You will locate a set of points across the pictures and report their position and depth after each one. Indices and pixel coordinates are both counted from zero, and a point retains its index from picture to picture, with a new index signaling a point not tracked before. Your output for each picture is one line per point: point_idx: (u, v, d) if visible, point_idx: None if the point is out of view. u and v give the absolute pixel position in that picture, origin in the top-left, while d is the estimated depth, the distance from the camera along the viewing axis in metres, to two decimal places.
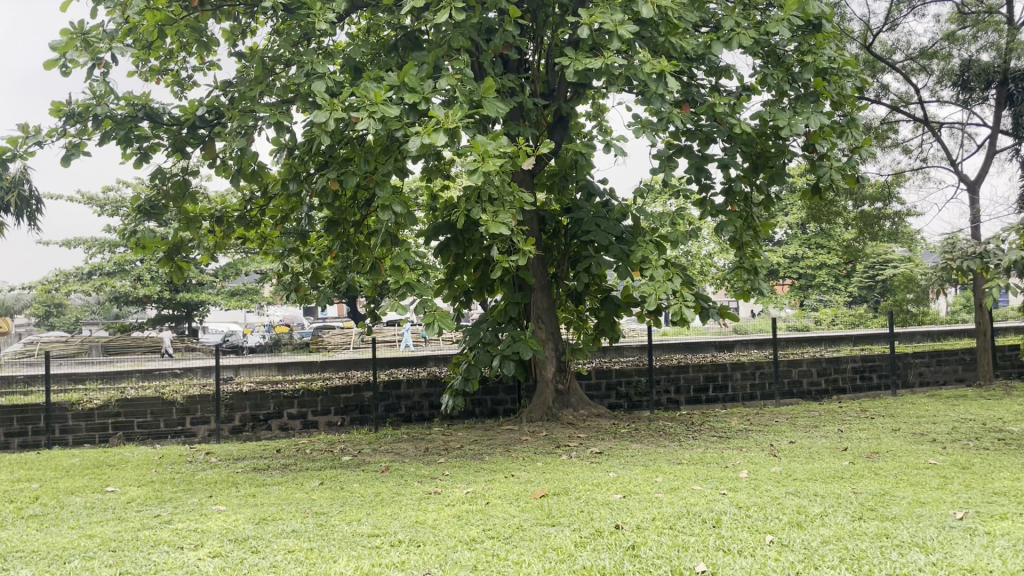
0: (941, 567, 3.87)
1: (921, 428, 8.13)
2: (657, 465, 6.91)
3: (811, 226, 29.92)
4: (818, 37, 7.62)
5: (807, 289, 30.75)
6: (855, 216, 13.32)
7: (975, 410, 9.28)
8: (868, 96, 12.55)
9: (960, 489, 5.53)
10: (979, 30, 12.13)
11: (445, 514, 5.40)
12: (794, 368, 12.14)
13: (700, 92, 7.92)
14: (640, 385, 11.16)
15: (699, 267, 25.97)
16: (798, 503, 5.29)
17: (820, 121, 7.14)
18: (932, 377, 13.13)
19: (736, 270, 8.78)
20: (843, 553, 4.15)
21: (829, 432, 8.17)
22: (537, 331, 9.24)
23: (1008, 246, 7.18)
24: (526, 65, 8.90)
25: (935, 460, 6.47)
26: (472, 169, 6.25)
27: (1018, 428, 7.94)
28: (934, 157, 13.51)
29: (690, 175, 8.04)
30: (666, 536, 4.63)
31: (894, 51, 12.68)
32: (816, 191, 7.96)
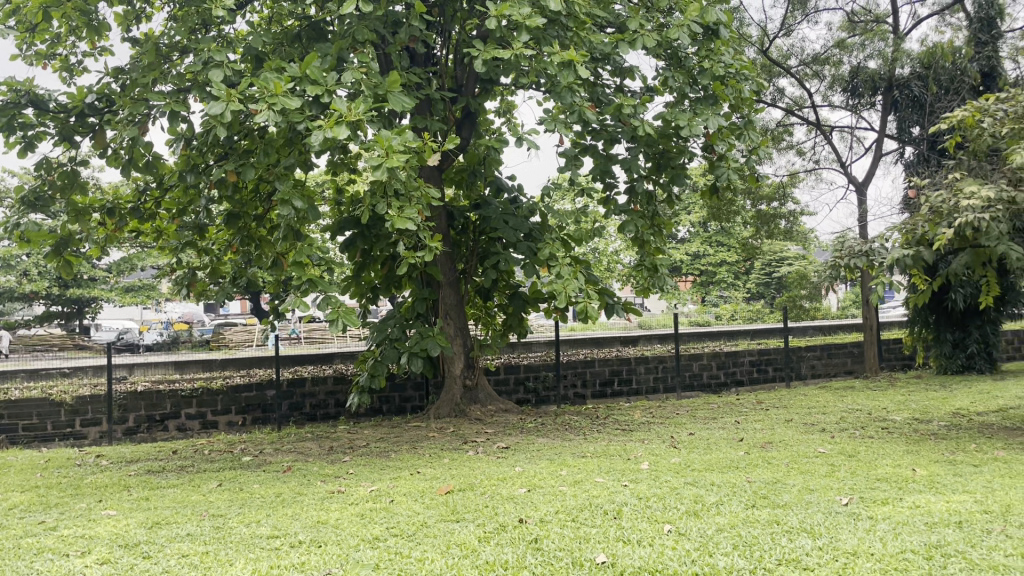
0: (826, 551, 4.05)
1: (812, 418, 8.51)
2: (562, 459, 6.99)
3: (712, 225, 30.81)
4: (716, 42, 7.84)
5: (707, 285, 31.74)
6: (753, 215, 13.75)
7: (861, 400, 9.78)
8: (765, 98, 13.02)
9: (846, 476, 5.82)
10: (867, 39, 12.70)
11: (349, 513, 5.33)
12: (696, 362, 12.49)
13: (605, 92, 8.04)
14: (548, 379, 11.27)
15: (605, 263, 26.47)
16: (695, 492, 5.45)
17: (719, 122, 7.35)
18: (823, 369, 13.76)
19: (638, 268, 8.94)
20: (736, 540, 4.30)
21: (727, 424, 8.44)
22: (446, 327, 9.21)
23: (892, 244, 7.58)
24: (434, 60, 8.85)
25: (824, 449, 6.78)
26: (375, 164, 6.17)
27: (899, 417, 8.42)
28: (826, 159, 14.14)
29: (595, 175, 8.16)
30: (568, 528, 4.70)
31: (789, 56, 13.15)
32: (715, 191, 8.20)
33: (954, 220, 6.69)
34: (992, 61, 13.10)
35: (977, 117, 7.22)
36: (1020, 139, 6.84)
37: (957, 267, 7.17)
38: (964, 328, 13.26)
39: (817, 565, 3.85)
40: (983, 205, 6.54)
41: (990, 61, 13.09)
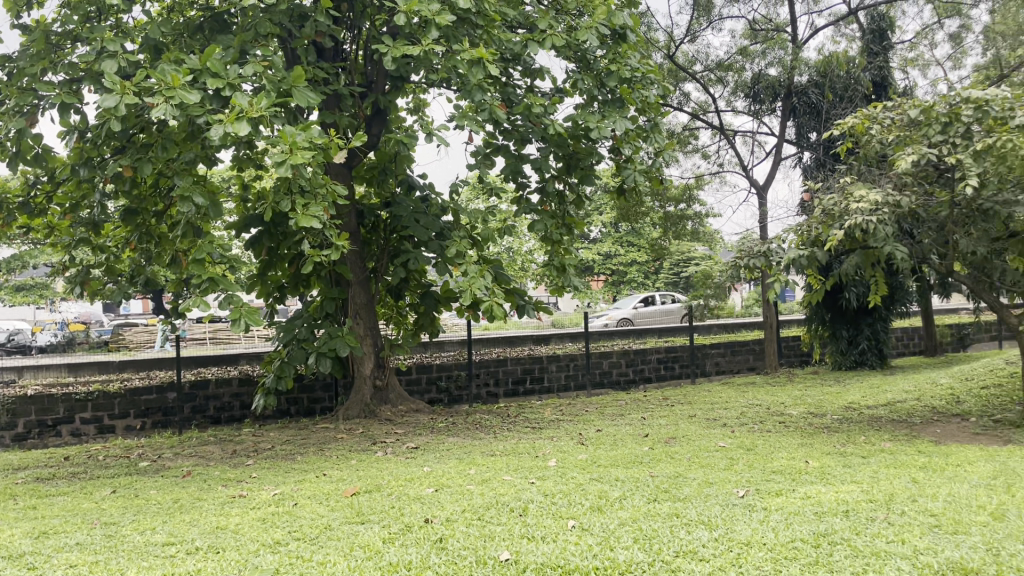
0: (721, 542, 4.16)
1: (713, 413, 8.78)
2: (471, 458, 7.00)
3: (623, 225, 31.34)
4: (623, 46, 7.97)
5: (618, 285, 32.32)
6: (661, 216, 14.08)
7: (761, 396, 10.13)
8: (672, 102, 13.34)
9: (743, 469, 6.01)
10: (768, 47, 13.18)
11: (250, 518, 5.20)
12: (606, 359, 12.71)
13: (516, 92, 8.06)
14: (460, 379, 11.26)
15: (519, 263, 26.61)
16: (599, 488, 5.55)
17: (626, 125, 7.48)
18: (727, 366, 14.21)
19: (547, 268, 9.02)
20: (636, 534, 4.39)
21: (633, 420, 8.62)
22: (355, 327, 9.09)
23: (788, 245, 7.87)
24: (343, 55, 8.73)
25: (724, 443, 6.99)
26: (278, 160, 6.04)
27: (795, 411, 8.77)
28: (729, 162, 14.59)
29: (506, 174, 8.19)
30: (473, 527, 4.70)
31: (694, 62, 13.48)
32: (623, 192, 8.34)
33: (844, 222, 7.00)
34: (883, 71, 13.84)
35: (867, 124, 7.57)
36: (905, 145, 7.26)
37: (848, 268, 7.51)
38: (857, 326, 13.88)
39: (712, 556, 3.94)
40: (871, 208, 6.86)
41: (882, 71, 13.84)
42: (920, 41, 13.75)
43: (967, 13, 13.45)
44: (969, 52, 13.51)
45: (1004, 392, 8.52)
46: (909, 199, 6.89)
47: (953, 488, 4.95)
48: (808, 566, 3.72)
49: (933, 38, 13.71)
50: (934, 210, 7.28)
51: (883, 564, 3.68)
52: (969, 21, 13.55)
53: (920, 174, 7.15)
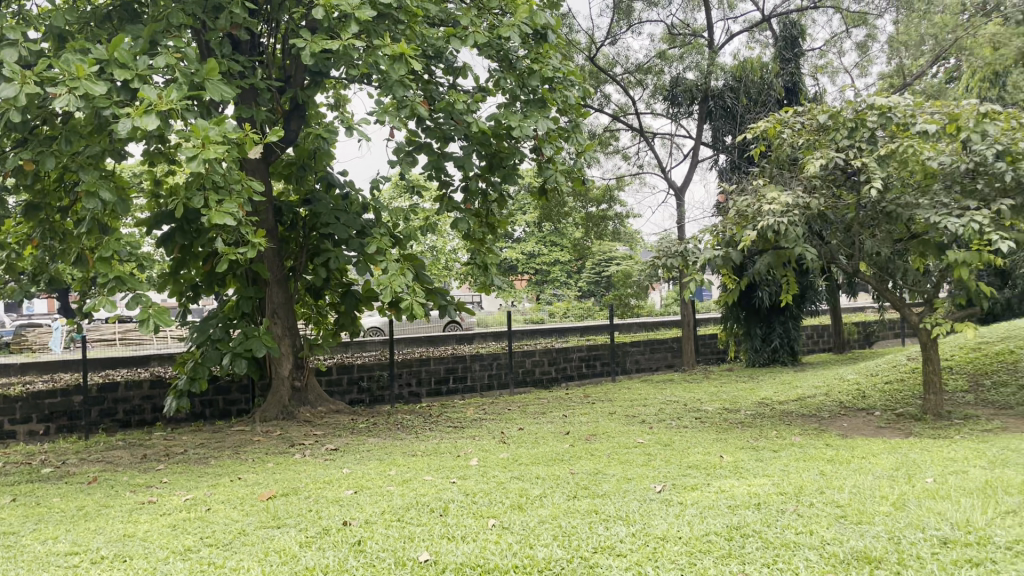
0: (639, 537, 4.21)
1: (633, 410, 8.92)
2: (391, 459, 6.93)
3: (546, 225, 31.60)
4: (545, 46, 8.00)
5: (542, 285, 32.55)
6: (583, 216, 14.24)
7: (678, 393, 10.36)
8: (593, 104, 13.50)
9: (660, 464, 6.13)
10: (686, 51, 13.49)
11: (159, 525, 5.03)
12: (528, 358, 12.78)
13: (438, 90, 8.00)
14: (382, 379, 11.12)
15: (443, 261, 26.55)
16: (520, 486, 5.56)
17: (548, 125, 7.49)
18: (646, 364, 14.48)
19: (470, 267, 8.98)
20: (556, 531, 4.40)
21: (555, 418, 8.68)
22: (273, 327, 8.88)
23: (704, 245, 8.05)
24: (260, 49, 8.52)
25: (642, 440, 7.11)
26: (190, 155, 5.85)
27: (711, 407, 8.98)
28: (649, 164, 14.89)
29: (428, 171, 8.13)
30: (393, 528, 4.65)
31: (615, 64, 13.70)
32: (545, 192, 8.38)
33: (758, 223, 7.19)
34: (795, 77, 14.39)
35: (778, 128, 7.80)
36: (815, 149, 7.52)
37: (762, 267, 7.73)
38: (770, 324, 14.32)
39: (629, 551, 3.98)
40: (782, 210, 7.08)
41: (793, 77, 14.38)
42: (829, 49, 14.29)
43: (873, 23, 14.02)
44: (874, 60, 14.11)
45: (905, 386, 8.92)
46: (818, 201, 7.14)
47: (858, 480, 5.15)
48: (721, 559, 3.80)
49: (841, 46, 14.26)
50: (841, 212, 7.56)
51: (792, 555, 3.78)
52: (875, 30, 14.13)
53: (828, 177, 7.42)
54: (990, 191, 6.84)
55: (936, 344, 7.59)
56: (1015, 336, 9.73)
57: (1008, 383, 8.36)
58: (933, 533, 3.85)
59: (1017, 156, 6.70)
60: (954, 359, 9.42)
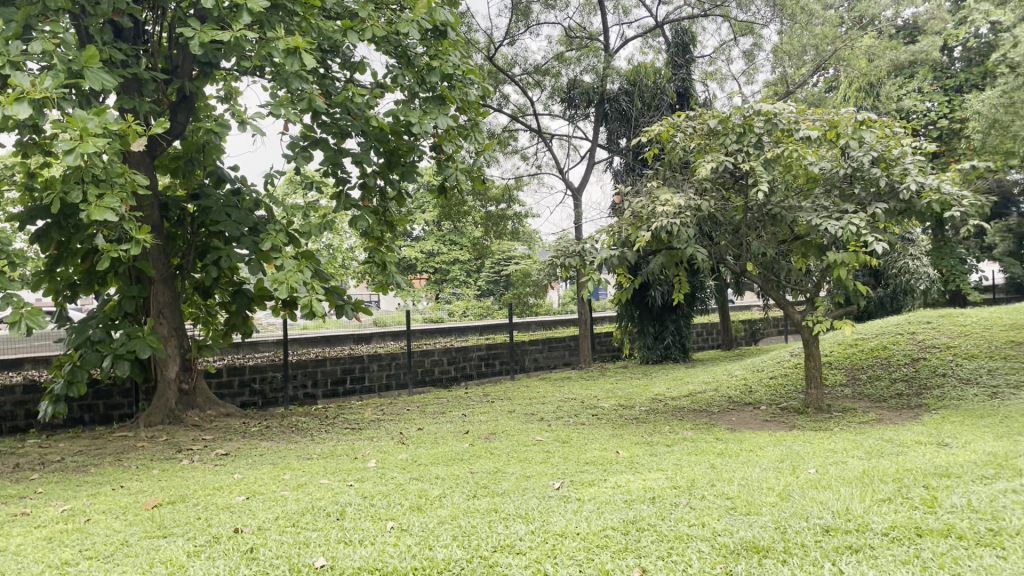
0: (538, 534, 4.23)
1: (532, 408, 9.00)
2: (285, 462, 6.74)
3: (445, 224, 31.49)
4: (444, 43, 7.94)
5: (441, 283, 32.40)
6: (482, 216, 14.27)
7: (576, 390, 10.50)
8: (492, 103, 13.54)
9: (558, 461, 6.19)
10: (583, 54, 13.70)
11: (34, 538, 4.72)
12: (427, 358, 12.70)
13: (334, 84, 7.82)
14: (275, 380, 10.81)
15: (340, 260, 26.07)
16: (419, 487, 5.51)
17: (447, 121, 7.42)
18: (544, 362, 14.64)
19: (367, 265, 8.81)
20: (455, 531, 4.38)
21: (453, 418, 8.65)
22: (158, 328, 8.50)
23: (600, 245, 8.18)
24: (145, 37, 8.12)
25: (541, 437, 7.17)
26: (66, 147, 5.49)
27: (608, 404, 9.15)
28: (547, 164, 15.04)
29: (324, 167, 7.94)
30: (287, 534, 4.53)
31: (513, 64, 13.79)
32: (444, 190, 8.32)
33: (652, 224, 7.35)
34: (686, 83, 14.72)
35: (671, 132, 8.00)
36: (705, 152, 7.75)
37: (656, 267, 7.93)
38: (663, 322, 14.73)
39: (528, 549, 3.99)
40: (675, 211, 7.27)
41: (685, 83, 14.73)
42: (717, 56, 14.81)
43: (759, 32, 14.60)
44: (759, 68, 14.71)
45: (789, 381, 9.34)
46: (709, 203, 7.37)
47: (747, 472, 5.36)
48: (617, 553, 3.86)
49: (729, 53, 14.79)
50: (730, 214, 7.83)
51: (685, 547, 3.89)
52: (760, 39, 14.71)
53: (718, 180, 7.67)
54: (866, 196, 7.23)
55: (817, 340, 7.97)
56: (887, 333, 10.32)
57: (881, 377, 8.87)
58: (816, 521, 4.04)
59: (890, 163, 7.11)
60: (833, 354, 9.93)
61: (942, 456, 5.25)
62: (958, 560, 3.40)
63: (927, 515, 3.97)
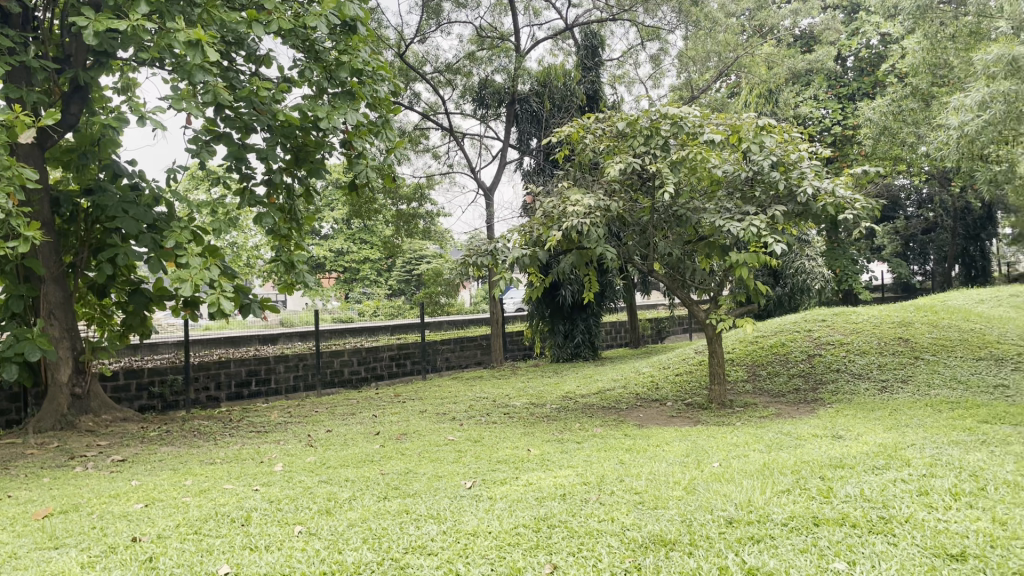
0: (450, 534, 4.21)
1: (443, 408, 8.96)
2: (187, 468, 6.51)
3: (355, 223, 31.04)
4: (353, 38, 7.79)
5: (351, 282, 31.93)
6: (393, 214, 14.14)
7: (488, 389, 10.52)
8: (402, 101, 13.42)
9: (470, 461, 6.18)
10: (494, 54, 13.72)
11: None
12: (336, 358, 12.49)
13: (239, 78, 7.58)
14: (176, 383, 10.42)
15: (245, 258, 25.38)
16: (328, 490, 5.40)
17: (357, 118, 7.28)
18: (456, 361, 14.62)
19: (273, 264, 8.48)
20: (365, 534, 4.32)
21: (363, 419, 8.54)
22: (48, 329, 8.07)
23: (512, 245, 8.20)
24: (33, 23, 7.69)
25: (453, 437, 7.15)
26: None
27: (519, 402, 9.20)
28: (459, 163, 15.01)
29: (228, 163, 7.68)
30: (189, 542, 4.37)
31: (424, 62, 13.70)
32: (354, 188, 8.17)
33: (562, 223, 7.41)
34: (595, 85, 15.01)
35: (581, 133, 8.09)
36: (614, 154, 7.89)
37: (566, 266, 8.01)
38: (572, 321, 14.93)
39: (440, 549, 3.98)
40: (585, 211, 7.36)
41: (594, 85, 15.04)
42: (626, 60, 15.10)
43: (665, 38, 14.97)
44: (665, 73, 15.07)
45: (694, 378, 9.61)
46: (617, 204, 7.50)
47: (654, 467, 5.48)
48: (529, 551, 3.89)
49: (637, 58, 15.10)
50: (638, 215, 7.99)
51: (595, 542, 3.95)
52: (666, 44, 15.09)
53: (626, 181, 7.81)
54: (766, 198, 7.51)
55: (720, 338, 8.22)
56: (786, 330, 10.75)
57: (780, 373, 9.23)
58: (720, 514, 4.16)
59: (788, 167, 7.40)
60: (735, 351, 10.27)
61: (837, 448, 5.50)
62: (852, 547, 3.57)
63: (823, 506, 4.15)
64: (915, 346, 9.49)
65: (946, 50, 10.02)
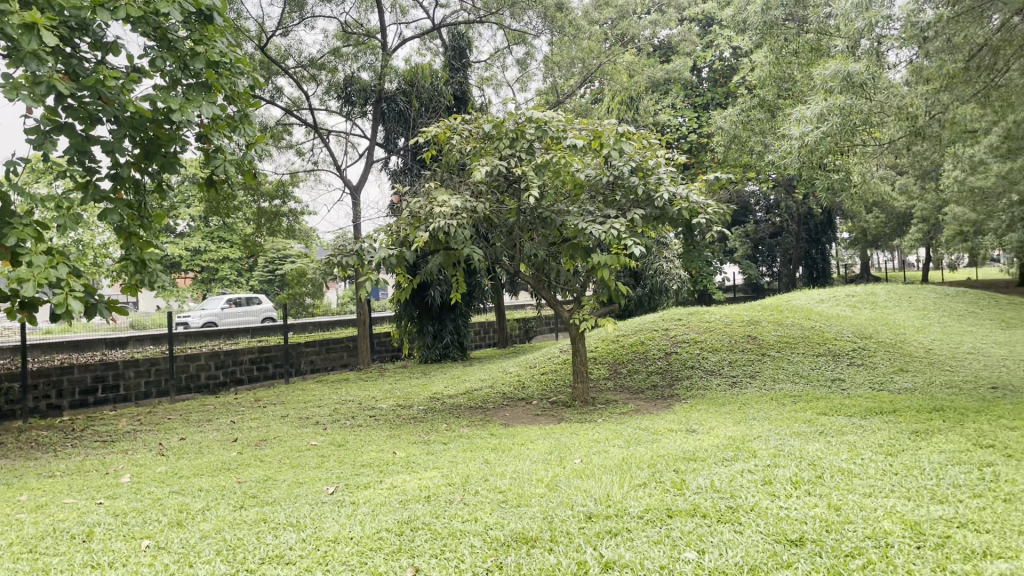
0: (310, 542, 4.10)
1: (306, 412, 8.73)
2: (22, 482, 6.03)
3: (213, 220, 29.73)
4: (208, 29, 7.43)
5: (209, 282, 30.60)
6: (255, 211, 13.66)
7: (353, 391, 10.32)
8: (264, 95, 12.99)
9: (333, 466, 6.04)
10: (360, 51, 13.51)
11: None
12: (192, 362, 11.91)
13: (83, 65, 7.07)
14: (12, 392, 9.66)
15: (92, 257, 23.83)
16: (180, 501, 5.14)
17: (215, 111, 6.95)
18: (321, 364, 14.28)
19: (122, 262, 7.84)
20: (219, 545, 4.14)
21: (220, 425, 8.20)
22: None
23: (378, 245, 8.07)
24: None
25: (316, 442, 6.98)
26: None
27: (386, 404, 9.09)
28: (324, 161, 14.66)
29: (70, 155, 7.16)
30: (22, 562, 4.05)
31: (287, 56, 13.33)
32: (212, 184, 7.79)
33: (429, 224, 7.36)
34: (463, 86, 15.08)
35: (448, 134, 8.06)
36: (480, 156, 7.92)
37: (433, 267, 7.97)
38: (441, 322, 14.91)
39: (298, 558, 3.86)
40: (451, 213, 7.35)
41: (461, 86, 15.10)
42: (493, 63, 15.22)
43: (532, 42, 15.20)
44: (532, 77, 15.30)
45: (558, 376, 9.80)
46: (483, 205, 7.53)
47: (518, 465, 5.54)
48: (391, 555, 3.84)
49: (504, 61, 15.26)
50: (504, 216, 8.06)
51: (458, 543, 3.95)
52: (532, 49, 15.33)
53: (492, 184, 7.85)
54: (626, 202, 7.76)
55: (583, 337, 8.42)
56: (645, 329, 11.15)
57: (639, 370, 9.56)
58: (580, 509, 4.26)
59: (647, 172, 7.67)
60: (598, 350, 10.55)
61: (690, 442, 5.75)
62: (701, 537, 3.74)
63: (677, 497, 4.33)
64: (762, 343, 10.06)
65: (789, 65, 10.58)
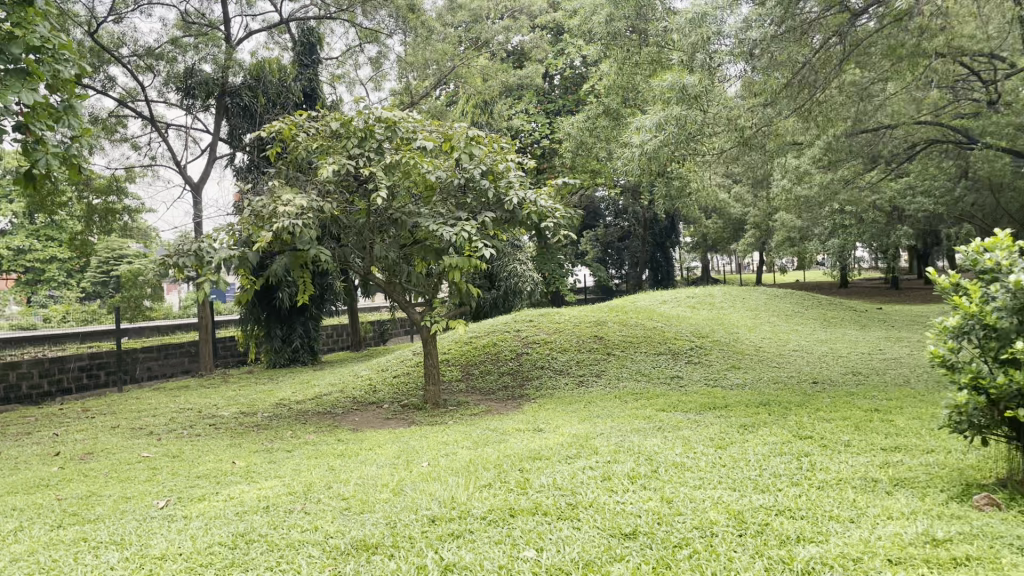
0: (133, 560, 3.86)
1: (139, 422, 8.23)
2: None
3: (39, 217, 27.51)
4: (28, 11, 6.85)
5: (35, 284, 28.31)
6: (85, 208, 12.77)
7: (192, 399, 9.84)
8: (95, 85, 12.19)
9: (165, 479, 5.73)
10: (201, 42, 12.94)
11: None
12: (11, 371, 10.98)
13: None
14: None
15: None
16: None
17: (34, 99, 6.42)
18: (158, 370, 13.55)
19: None
20: (31, 568, 3.83)
21: (41, 438, 7.59)
22: None
23: (219, 245, 7.71)
24: None
25: (148, 453, 6.59)
26: None
27: (227, 412, 8.72)
28: (162, 156, 13.91)
29: None
30: None
31: (121, 44, 12.57)
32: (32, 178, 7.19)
33: (274, 224, 7.11)
34: (312, 83, 14.74)
35: (293, 131, 7.83)
36: (327, 155, 7.72)
37: (278, 268, 7.70)
38: (290, 324, 14.51)
39: None
40: (297, 212, 7.13)
41: (311, 83, 14.76)
42: (345, 60, 14.96)
43: (385, 41, 15.05)
44: (385, 76, 15.15)
45: (410, 379, 9.74)
46: (330, 205, 7.36)
47: (364, 471, 5.46)
48: (222, 570, 3.67)
49: (357, 59, 15.03)
50: (353, 217, 7.91)
51: (295, 554, 3.84)
52: (385, 48, 15.17)
53: (340, 183, 7.69)
54: (476, 204, 7.81)
55: (434, 339, 8.40)
56: (497, 330, 11.27)
57: (490, 371, 9.64)
58: (424, 513, 4.24)
59: (497, 176, 7.75)
60: (450, 352, 10.56)
61: (536, 441, 5.85)
62: (541, 535, 3.80)
63: (520, 497, 4.39)
64: (607, 343, 10.38)
65: (633, 75, 10.94)
